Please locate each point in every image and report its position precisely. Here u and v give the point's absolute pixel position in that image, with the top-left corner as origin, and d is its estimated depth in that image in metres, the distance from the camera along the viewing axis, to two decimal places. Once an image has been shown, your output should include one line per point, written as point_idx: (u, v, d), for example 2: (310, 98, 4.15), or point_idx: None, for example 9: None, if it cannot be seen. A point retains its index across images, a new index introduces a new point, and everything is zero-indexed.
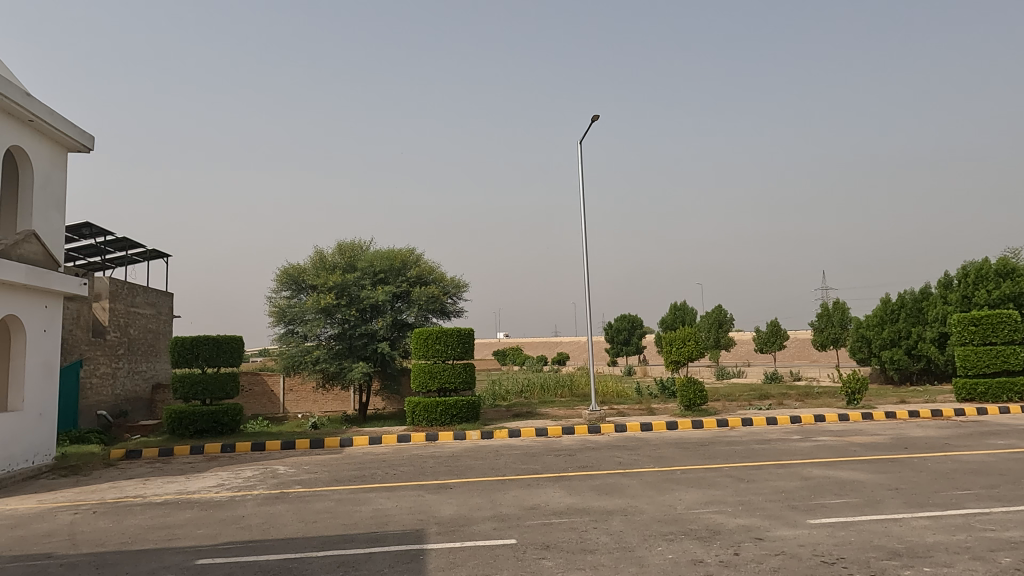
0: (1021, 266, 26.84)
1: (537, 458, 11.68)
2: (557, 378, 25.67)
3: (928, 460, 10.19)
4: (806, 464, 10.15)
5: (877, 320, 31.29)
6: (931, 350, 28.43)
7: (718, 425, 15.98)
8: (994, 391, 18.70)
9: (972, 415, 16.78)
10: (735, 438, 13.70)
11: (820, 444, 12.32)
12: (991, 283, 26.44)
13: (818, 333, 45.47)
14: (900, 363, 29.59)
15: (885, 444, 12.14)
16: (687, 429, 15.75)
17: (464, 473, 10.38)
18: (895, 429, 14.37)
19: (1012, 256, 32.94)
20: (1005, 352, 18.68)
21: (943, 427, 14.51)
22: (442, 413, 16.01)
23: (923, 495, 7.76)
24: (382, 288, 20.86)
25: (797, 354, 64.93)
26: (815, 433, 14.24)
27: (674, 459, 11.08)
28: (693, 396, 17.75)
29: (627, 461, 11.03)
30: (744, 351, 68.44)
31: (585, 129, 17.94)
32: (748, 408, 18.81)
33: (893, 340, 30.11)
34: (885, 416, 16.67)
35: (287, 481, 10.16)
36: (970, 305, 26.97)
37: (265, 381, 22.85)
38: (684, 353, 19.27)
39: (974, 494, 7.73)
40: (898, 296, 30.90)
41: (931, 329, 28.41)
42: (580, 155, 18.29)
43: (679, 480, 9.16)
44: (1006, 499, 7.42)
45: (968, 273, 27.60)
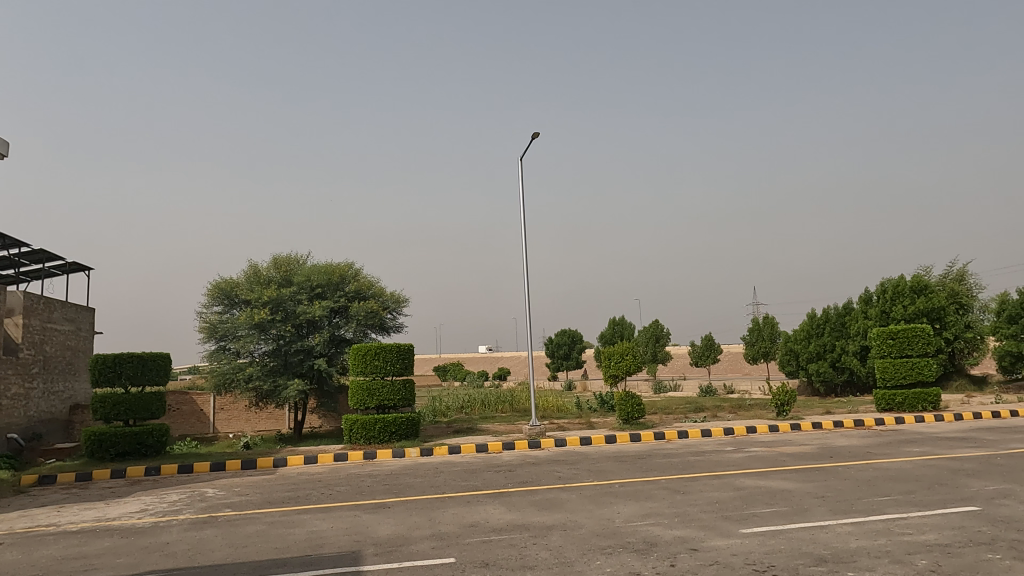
0: (932, 283, 28.60)
1: (477, 475, 11.59)
2: (498, 393, 25.62)
3: (852, 468, 10.66)
4: (740, 475, 10.44)
5: (804, 334, 32.65)
6: (853, 362, 29.83)
7: (656, 439, 16.25)
8: (911, 401, 19.76)
9: (891, 424, 17.69)
10: (672, 451, 13.97)
11: (751, 455, 12.71)
12: (907, 299, 28.07)
13: (751, 347, 47.07)
14: (825, 375, 30.90)
15: (811, 453, 12.63)
16: (625, 443, 15.97)
17: (402, 492, 10.19)
18: (822, 440, 14.96)
19: (926, 272, 35.04)
20: (920, 364, 19.79)
21: (865, 437, 15.24)
22: (380, 430, 15.71)
23: (847, 503, 8.10)
24: (319, 303, 20.43)
25: (730, 368, 67.20)
26: (747, 444, 14.69)
27: (612, 473, 11.20)
28: (631, 410, 18.01)
29: (566, 476, 11.10)
30: (680, 365, 70.27)
31: (525, 147, 18.13)
32: (684, 421, 19.24)
33: (819, 353, 31.46)
34: (812, 426, 17.37)
35: (216, 504, 9.72)
36: (889, 320, 28.48)
37: (194, 401, 21.95)
38: (622, 368, 19.54)
39: (893, 500, 8.12)
40: (823, 311, 32.34)
41: (853, 342, 29.84)
42: (521, 172, 18.44)
43: (618, 494, 9.26)
44: (922, 505, 7.83)
45: (886, 290, 29.17)
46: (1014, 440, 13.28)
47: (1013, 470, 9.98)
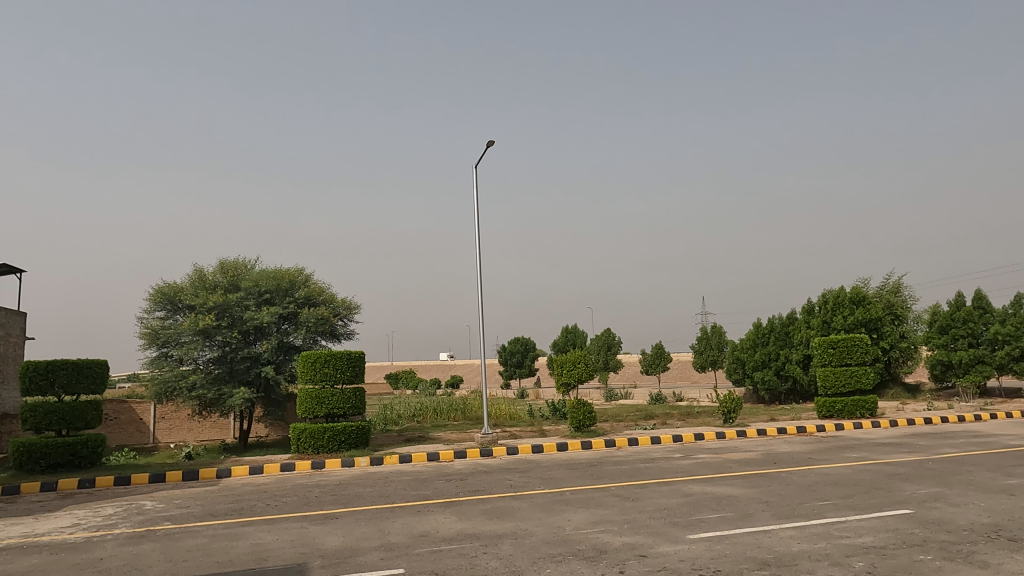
0: (869, 294, 29.75)
1: (428, 484, 11.48)
2: (450, 401, 25.46)
3: (794, 473, 10.98)
4: (687, 481, 10.63)
5: (750, 343, 33.53)
6: (796, 371, 30.78)
7: (606, 446, 16.42)
8: (850, 408, 20.50)
9: (831, 431, 18.31)
10: (622, 458, 14.13)
11: (699, 461, 12.96)
12: (846, 310, 29.13)
13: (699, 355, 48.07)
14: (770, 384, 31.79)
15: (756, 459, 12.96)
16: (577, 450, 16.07)
17: (351, 502, 10.01)
18: (766, 446, 15.38)
19: (863, 284, 36.52)
20: (858, 373, 20.55)
21: (806, 443, 15.74)
22: (329, 439, 15.42)
23: (789, 507, 8.33)
24: (267, 309, 19.95)
25: (679, 376, 68.47)
26: (695, 451, 14.98)
27: (563, 480, 11.25)
28: (583, 418, 18.15)
29: (518, 484, 11.10)
30: (632, 373, 71.24)
31: (479, 155, 18.16)
32: (634, 428, 19.48)
33: (764, 361, 32.36)
34: (757, 433, 17.84)
35: (155, 517, 9.36)
36: (829, 329, 29.51)
37: (133, 409, 21.10)
38: (574, 376, 19.68)
39: (833, 504, 8.39)
40: (768, 321, 33.29)
41: (797, 351, 30.79)
42: (475, 179, 18.43)
43: (568, 502, 9.30)
44: (859, 508, 8.11)
45: (827, 300, 30.20)
46: (945, 445, 13.92)
47: (944, 474, 10.45)
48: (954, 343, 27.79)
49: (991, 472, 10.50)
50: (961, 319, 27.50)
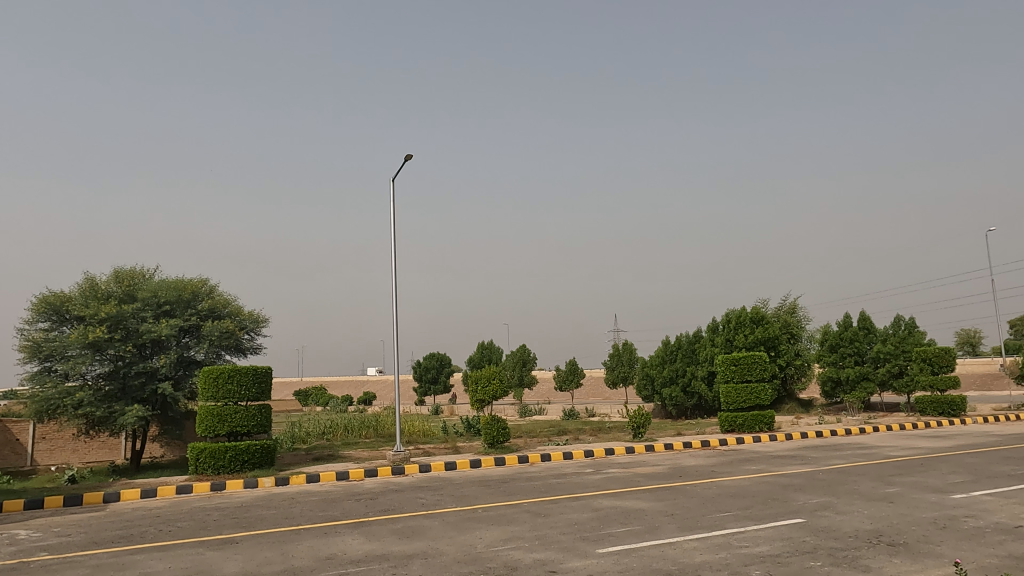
0: (768, 314, 31.50)
1: (336, 504, 11.11)
2: (361, 418, 24.84)
3: (698, 486, 11.40)
4: (598, 496, 10.83)
5: (659, 359, 34.66)
6: (701, 387, 32.07)
7: (519, 462, 16.47)
8: (751, 422, 21.53)
9: (733, 444, 19.16)
10: (535, 474, 14.24)
11: (609, 476, 13.24)
12: (747, 329, 30.69)
13: (611, 372, 49.24)
14: (677, 399, 32.96)
15: (663, 473, 13.37)
16: (490, 467, 16.03)
17: (253, 525, 9.54)
18: (672, 460, 15.91)
19: (763, 304, 38.65)
20: (758, 389, 21.64)
21: (710, 457, 16.40)
22: (231, 459, 14.67)
23: (693, 519, 8.64)
24: (166, 321, 18.85)
25: (592, 392, 69.82)
26: (605, 465, 15.29)
27: (476, 498, 11.18)
28: (497, 434, 18.15)
29: (430, 502, 10.94)
30: (546, 390, 72.03)
31: (397, 167, 17.93)
32: (547, 444, 19.67)
33: (672, 378, 33.52)
34: (665, 447, 18.42)
35: (30, 548, 8.56)
36: (732, 347, 30.95)
37: (9, 429, 19.30)
38: (489, 392, 19.67)
39: (733, 515, 8.76)
40: (676, 339, 34.55)
41: (702, 368, 32.11)
42: (392, 192, 18.16)
43: (480, 519, 9.25)
44: (757, 519, 8.51)
45: (730, 320, 31.69)
46: (834, 457, 14.88)
47: (833, 484, 11.14)
48: (843, 360, 29.82)
49: (874, 481, 11.29)
50: (849, 339, 29.53)
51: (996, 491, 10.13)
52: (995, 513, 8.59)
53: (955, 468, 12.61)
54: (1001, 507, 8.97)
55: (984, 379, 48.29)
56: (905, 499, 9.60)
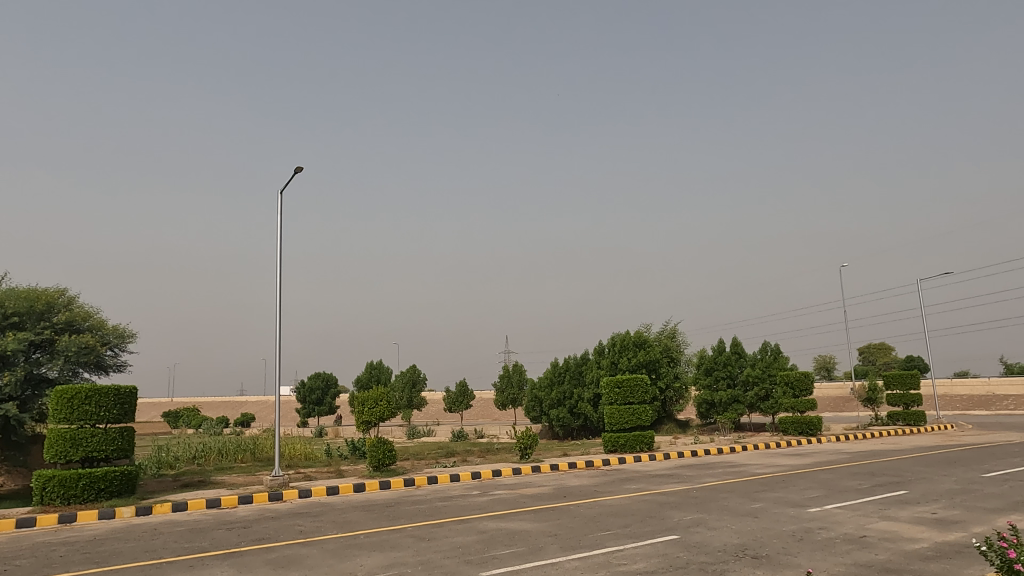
0: (650, 337, 32.99)
1: (204, 534, 10.37)
2: (237, 441, 23.46)
3: (581, 506, 11.65)
4: (483, 518, 10.81)
5: (547, 381, 35.25)
6: (587, 408, 33.00)
7: (405, 485, 16.12)
8: (633, 442, 22.32)
9: (615, 464, 19.79)
10: (421, 497, 14.01)
11: (495, 498, 13.25)
12: (631, 352, 31.97)
13: (501, 393, 49.57)
14: (564, 420, 33.68)
15: (548, 494, 13.56)
16: (374, 490, 15.57)
17: (107, 560, 8.70)
18: (557, 480, 16.21)
19: (646, 329, 40.48)
20: (639, 410, 22.53)
21: (593, 476, 16.85)
22: (84, 488, 13.34)
23: (575, 539, 8.81)
24: (14, 335, 17.01)
25: (481, 414, 69.87)
26: (491, 487, 15.31)
27: (357, 523, 10.80)
28: (382, 457, 17.71)
29: (308, 529, 10.46)
30: (435, 411, 71.32)
31: (286, 179, 17.17)
32: (434, 466, 19.46)
33: (559, 400, 34.23)
34: (550, 468, 18.72)
35: None
36: (616, 370, 32.08)
37: None
38: (375, 414, 19.18)
39: (613, 534, 9.03)
40: (564, 361, 35.34)
41: (588, 390, 33.05)
42: (280, 204, 17.33)
43: (362, 545, 8.96)
44: (635, 537, 8.82)
45: (615, 343, 32.88)
46: (706, 476, 15.74)
47: (705, 501, 11.75)
48: (717, 383, 31.71)
49: (741, 497, 12.04)
50: (723, 362, 31.47)
51: (845, 504, 11.11)
52: (844, 525, 9.40)
53: (811, 484, 13.70)
54: (849, 518, 9.84)
55: (837, 402, 52.84)
56: (768, 514, 10.31)
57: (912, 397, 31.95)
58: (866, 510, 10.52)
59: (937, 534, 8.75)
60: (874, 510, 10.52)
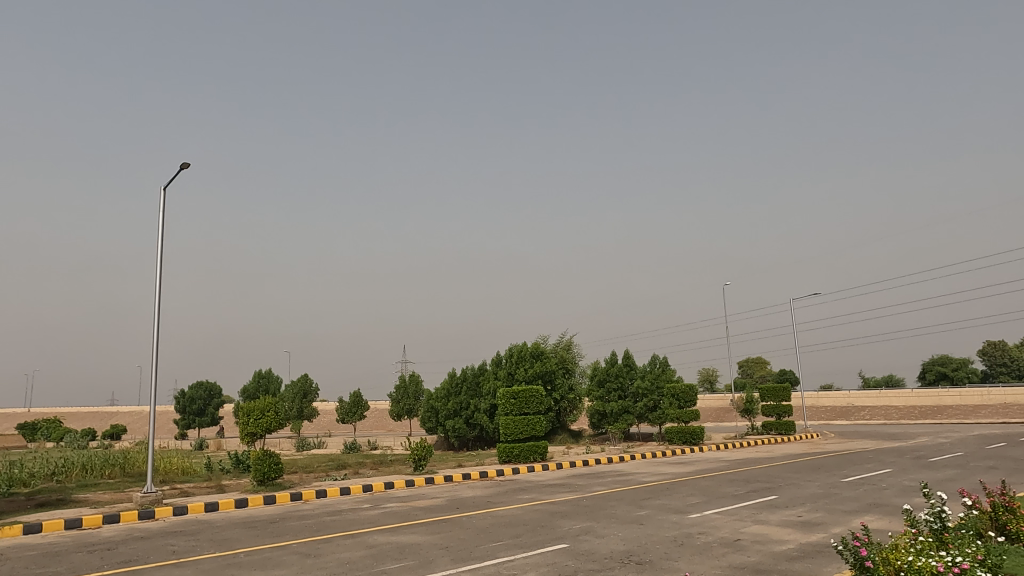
0: (546, 349, 33.55)
1: (61, 558, 9.45)
2: (105, 455, 21.62)
3: (473, 517, 11.62)
4: (373, 532, 10.54)
5: (444, 392, 34.93)
6: (483, 419, 33.15)
7: (291, 499, 15.43)
8: (527, 452, 22.56)
9: (508, 475, 19.94)
10: (308, 511, 13.48)
11: (387, 511, 12.96)
12: (528, 363, 32.37)
13: (396, 404, 48.75)
14: (460, 431, 33.61)
15: (440, 506, 13.43)
16: (258, 506, 14.80)
17: None
18: (450, 491, 16.11)
19: (543, 340, 41.13)
20: (534, 421, 22.85)
21: (487, 487, 16.89)
22: None
23: (466, 550, 8.79)
24: None
25: (376, 425, 68.44)
26: (383, 500, 14.97)
27: (237, 541, 10.22)
28: (268, 470, 16.89)
29: (182, 549, 9.77)
30: (326, 422, 69.06)
31: (171, 175, 16.01)
32: (324, 479, 18.80)
33: (455, 410, 34.09)
34: (444, 479, 18.57)
35: None
36: (513, 381, 32.38)
37: None
38: (262, 425, 18.27)
39: (504, 545, 9.07)
40: (462, 371, 35.20)
41: (485, 400, 33.16)
42: (162, 201, 16.14)
43: (241, 564, 8.48)
44: (526, 546, 8.91)
45: (512, 353, 33.16)
46: (596, 485, 16.18)
47: (594, 510, 12.07)
48: (608, 395, 32.60)
49: (627, 505, 12.46)
50: (615, 374, 32.48)
51: (723, 509, 11.76)
52: (721, 529, 9.95)
53: (693, 491, 14.40)
54: (725, 523, 10.43)
55: (718, 413, 55.99)
56: (653, 521, 10.74)
57: (784, 408, 34.34)
58: (741, 515, 11.18)
59: (802, 535, 9.45)
60: (747, 515, 11.21)
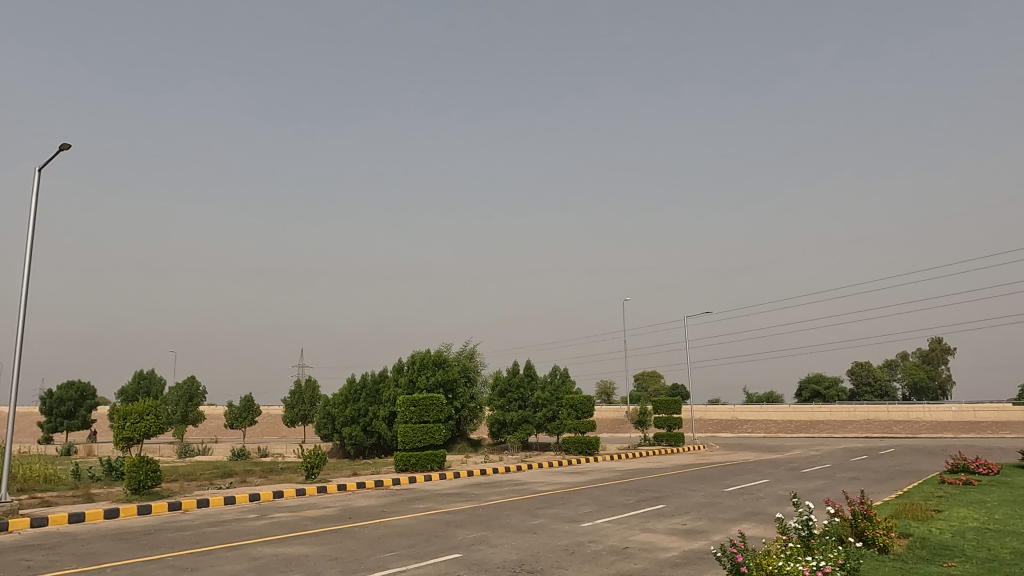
0: (449, 357, 33.35)
1: None
2: None
3: (365, 527, 11.35)
4: (257, 544, 10.06)
5: (342, 398, 33.90)
6: (382, 426, 32.56)
7: (169, 509, 14.44)
8: (424, 461, 22.28)
9: (404, 484, 19.63)
10: (188, 522, 12.68)
11: (274, 521, 12.41)
12: (429, 371, 31.99)
13: (290, 410, 46.97)
14: (357, 438, 32.81)
15: (332, 515, 13.01)
16: (130, 516, 13.75)
17: None
18: (343, 501, 15.67)
19: (447, 348, 40.92)
20: (433, 430, 22.68)
21: (381, 496, 16.55)
22: None
23: (357, 562, 8.57)
24: None
25: (267, 431, 65.56)
26: (271, 509, 14.33)
27: (104, 555, 9.46)
28: (144, 478, 15.76)
29: (40, 565, 8.92)
30: (213, 428, 65.47)
31: (48, 155, 14.61)
32: (207, 488, 17.76)
33: (353, 417, 33.20)
34: (337, 488, 18.03)
35: None
36: (414, 388, 31.90)
37: None
38: (139, 430, 17.03)
39: (396, 555, 8.92)
40: (361, 376, 34.32)
41: (384, 408, 32.57)
42: (35, 183, 14.70)
43: None
44: (418, 557, 8.81)
45: (415, 361, 32.63)
46: (492, 494, 16.22)
47: (488, 519, 12.10)
48: (509, 404, 32.80)
49: (522, 514, 12.60)
50: (516, 384, 32.77)
51: (613, 518, 12.12)
52: (610, 537, 10.24)
53: (585, 500, 14.75)
54: (615, 531, 10.75)
55: (613, 424, 57.78)
56: (546, 530, 10.91)
57: (675, 420, 35.84)
58: (630, 523, 11.57)
59: (685, 543, 9.90)
60: (636, 523, 11.60)
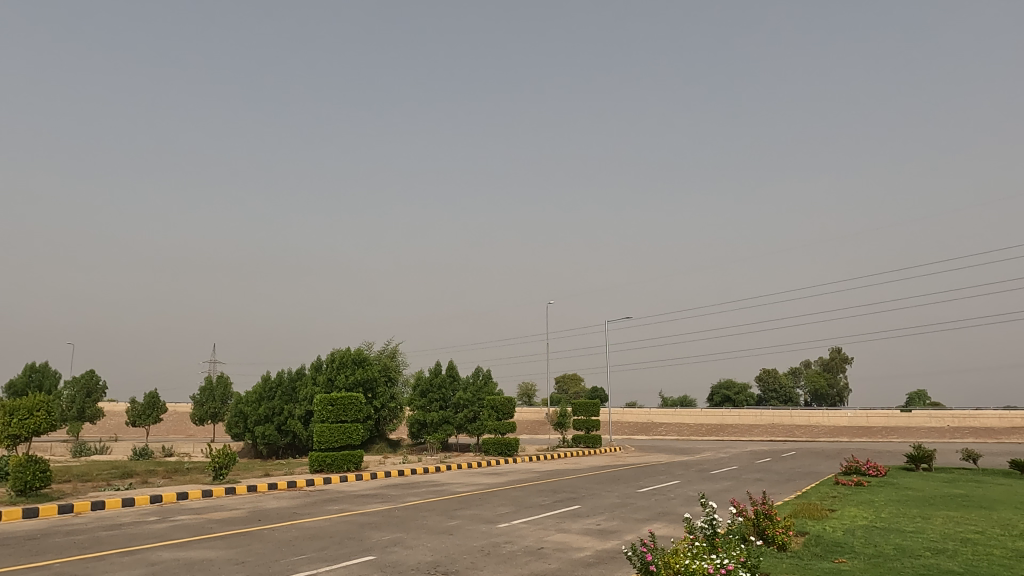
0: (370, 355, 32.74)
1: None
2: None
3: (275, 530, 10.97)
4: (156, 548, 9.53)
5: (256, 396, 32.65)
6: (297, 426, 31.58)
7: (58, 512, 13.45)
8: (340, 461, 21.73)
9: (318, 485, 19.10)
10: (80, 525, 11.86)
11: (177, 524, 11.78)
12: (349, 369, 31.29)
13: (199, 407, 44.88)
14: (270, 438, 31.69)
15: (240, 517, 12.50)
16: (13, 520, 12.72)
17: None
18: (253, 502, 15.10)
19: (366, 347, 40.19)
20: (350, 430, 22.19)
21: (294, 498, 16.03)
22: None
23: (265, 566, 8.27)
24: None
25: (173, 429, 62.34)
26: (174, 511, 13.61)
27: None
28: (31, 479, 14.64)
29: None
30: (113, 425, 61.69)
31: None
32: (103, 489, 16.68)
33: (266, 416, 32.04)
34: (247, 489, 17.33)
35: None
36: (332, 387, 31.12)
37: None
38: (28, 427, 15.79)
39: (307, 558, 8.67)
40: (277, 374, 33.17)
41: (300, 406, 31.61)
42: None
43: None
44: (330, 559, 8.59)
45: (334, 358, 31.84)
46: (410, 494, 16.04)
47: (404, 521, 11.94)
48: (430, 404, 32.52)
49: (438, 516, 12.51)
50: (437, 385, 32.50)
51: (529, 518, 12.23)
52: (525, 538, 10.32)
53: (503, 501, 14.80)
54: (530, 532, 10.85)
55: (533, 425, 58.42)
56: (462, 531, 10.87)
57: (593, 422, 36.56)
58: (545, 524, 11.71)
59: (598, 543, 10.11)
60: (551, 524, 11.75)
